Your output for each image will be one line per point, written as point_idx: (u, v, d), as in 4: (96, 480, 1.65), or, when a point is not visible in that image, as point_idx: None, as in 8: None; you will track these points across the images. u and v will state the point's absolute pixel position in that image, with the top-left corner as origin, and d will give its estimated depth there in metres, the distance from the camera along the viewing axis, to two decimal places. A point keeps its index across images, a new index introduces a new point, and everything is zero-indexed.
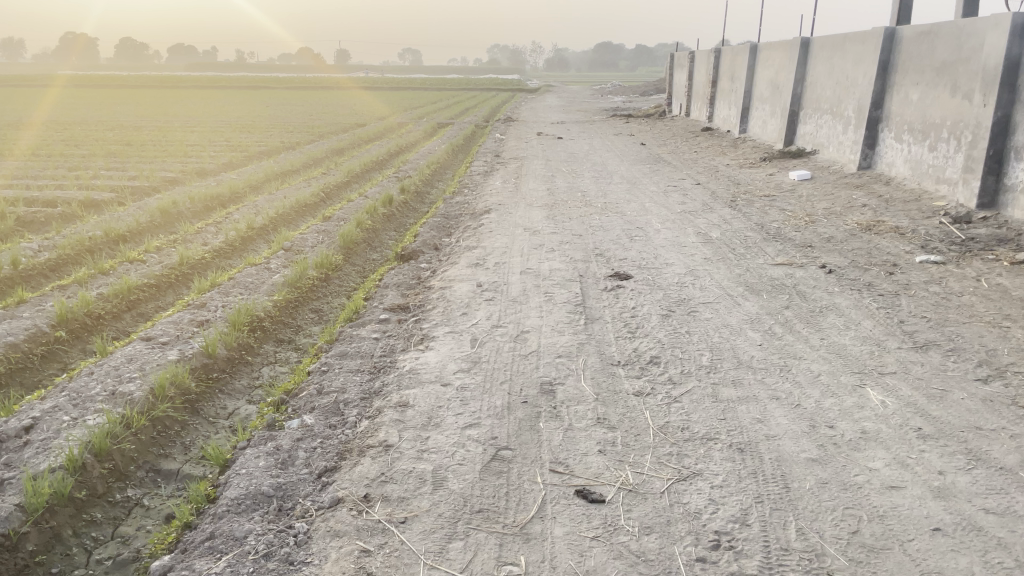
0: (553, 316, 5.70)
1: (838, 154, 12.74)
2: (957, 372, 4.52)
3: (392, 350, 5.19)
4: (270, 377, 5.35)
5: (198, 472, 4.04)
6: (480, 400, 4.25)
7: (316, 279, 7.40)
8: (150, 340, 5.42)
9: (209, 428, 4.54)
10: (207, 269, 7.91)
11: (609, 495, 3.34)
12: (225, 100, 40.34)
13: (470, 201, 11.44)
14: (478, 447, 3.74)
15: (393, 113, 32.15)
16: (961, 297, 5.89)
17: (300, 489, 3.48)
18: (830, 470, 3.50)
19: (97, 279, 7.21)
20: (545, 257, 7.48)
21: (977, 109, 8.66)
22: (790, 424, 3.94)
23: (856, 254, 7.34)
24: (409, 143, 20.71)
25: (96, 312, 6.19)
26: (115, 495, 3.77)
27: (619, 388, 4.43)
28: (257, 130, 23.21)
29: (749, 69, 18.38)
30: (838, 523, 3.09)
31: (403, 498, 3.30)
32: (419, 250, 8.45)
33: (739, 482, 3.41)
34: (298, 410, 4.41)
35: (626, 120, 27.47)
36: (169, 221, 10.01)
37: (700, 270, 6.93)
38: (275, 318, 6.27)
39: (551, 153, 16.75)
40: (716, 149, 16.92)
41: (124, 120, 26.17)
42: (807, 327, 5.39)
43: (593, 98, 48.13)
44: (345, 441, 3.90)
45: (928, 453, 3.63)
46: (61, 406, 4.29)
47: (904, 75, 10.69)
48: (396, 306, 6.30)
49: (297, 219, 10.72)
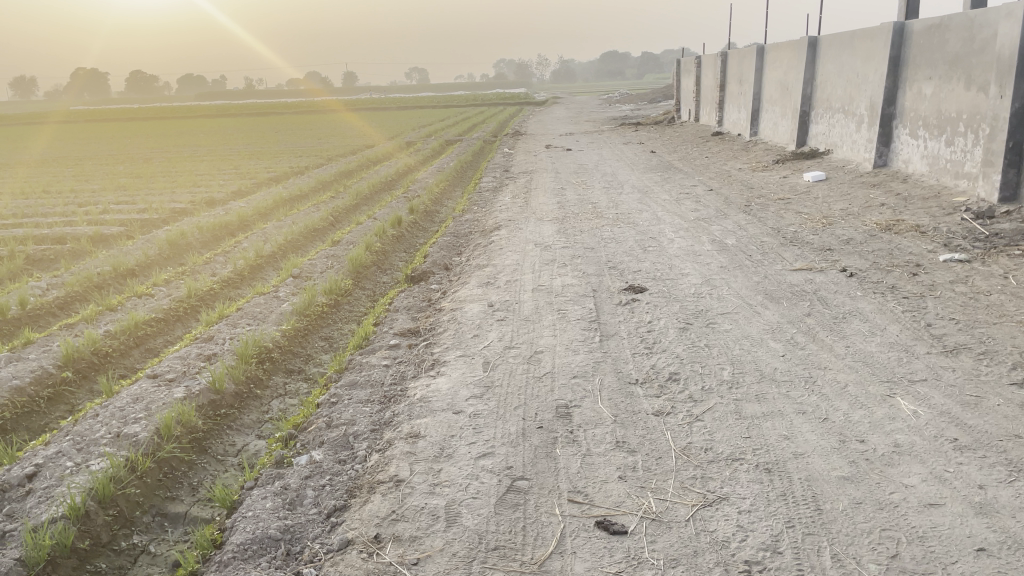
0: (567, 334, 5.55)
1: (853, 153, 12.53)
2: (991, 377, 4.31)
3: (403, 377, 5.06)
4: (280, 410, 5.22)
5: (205, 515, 3.91)
6: (495, 427, 4.11)
7: (326, 306, 7.31)
8: (156, 377, 5.31)
9: (218, 467, 4.43)
10: (216, 300, 7.84)
11: (632, 526, 3.17)
12: (234, 127, 40.73)
13: (481, 217, 11.33)
14: (492, 478, 3.59)
15: (401, 132, 32.21)
16: (990, 296, 5.68)
17: (308, 531, 3.35)
18: (864, 488, 3.31)
19: (105, 316, 7.17)
20: (557, 273, 7.34)
21: (994, 101, 8.45)
22: (819, 440, 3.76)
23: (877, 255, 7.14)
24: (418, 162, 20.68)
25: (104, 350, 6.13)
26: (120, 543, 3.65)
27: (638, 409, 4.27)
28: (267, 156, 23.31)
29: (758, 71, 18.19)
30: (876, 547, 2.91)
31: (416, 538, 3.15)
32: (429, 270, 8.34)
33: (768, 506, 3.23)
34: (307, 446, 4.28)
35: (635, 128, 27.33)
36: (178, 253, 9.99)
37: (716, 279, 6.76)
38: (284, 348, 6.17)
39: (560, 166, 16.66)
40: (728, 154, 16.73)
41: (134, 152, 26.37)
42: (831, 335, 5.21)
43: (600, 108, 48.22)
44: (354, 477, 3.76)
45: (966, 465, 3.43)
46: (65, 451, 4.19)
47: (915, 69, 10.48)
48: (406, 331, 6.17)
49: (306, 244, 10.66)
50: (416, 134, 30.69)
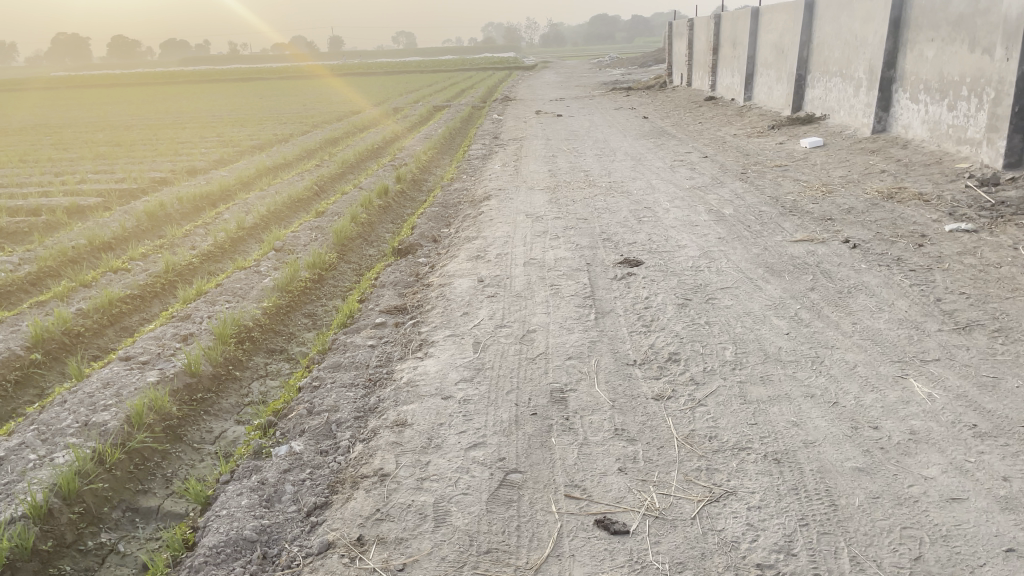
0: (561, 311, 5.30)
1: (850, 118, 12.23)
2: (1008, 357, 4.09)
3: (389, 360, 4.81)
4: (260, 394, 4.98)
5: (179, 510, 3.69)
6: (485, 414, 3.86)
7: (310, 280, 7.04)
8: (129, 360, 5.05)
9: (193, 456, 4.19)
10: (195, 275, 7.54)
11: (634, 525, 2.96)
12: (216, 93, 39.88)
13: (470, 187, 11.03)
14: (484, 472, 3.36)
15: (388, 98, 31.60)
16: (1000, 269, 5.45)
17: (287, 532, 3.13)
18: (880, 481, 3.11)
19: (78, 292, 6.88)
20: (549, 245, 7.08)
21: (999, 64, 8.15)
22: (830, 427, 3.55)
23: (880, 225, 6.91)
24: (406, 130, 20.21)
25: (76, 329, 5.85)
26: (87, 542, 3.42)
27: (636, 393, 4.04)
28: (251, 124, 22.77)
29: (752, 33, 17.75)
30: (897, 548, 2.71)
31: (401, 540, 2.93)
32: (417, 243, 8.06)
33: (779, 502, 3.02)
34: (287, 434, 4.04)
35: (628, 93, 26.86)
36: (157, 226, 9.67)
37: (715, 252, 6.51)
38: (265, 327, 5.90)
39: (551, 132, 16.31)
40: (721, 119, 16.41)
41: (116, 120, 25.74)
42: (836, 310, 4.98)
43: (590, 72, 47.54)
44: (337, 471, 3.53)
45: (988, 455, 3.22)
46: (28, 442, 3.94)
47: (917, 31, 10.16)
48: (392, 308, 5.91)
49: (290, 215, 10.35)
50: (403, 100, 30.09)
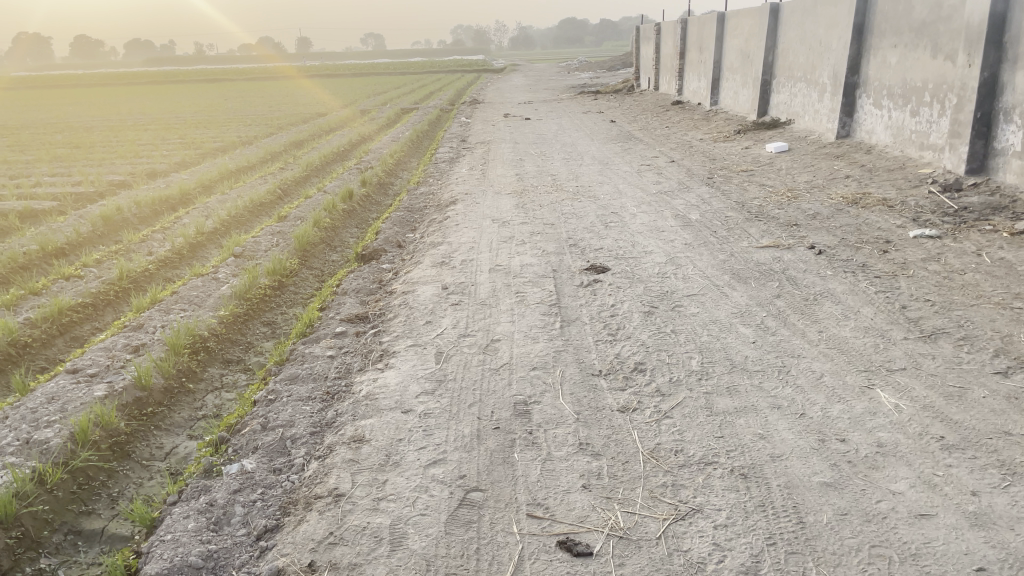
0: (526, 320, 5.19)
1: (815, 123, 12.29)
2: (974, 365, 4.07)
3: (348, 371, 4.67)
4: (215, 407, 4.80)
5: (125, 532, 3.52)
6: (446, 429, 3.74)
7: (269, 287, 6.85)
8: (76, 373, 4.85)
9: (142, 474, 4.02)
10: (151, 282, 7.32)
11: (597, 546, 2.86)
12: (178, 94, 39.14)
13: (436, 191, 10.90)
14: (443, 491, 3.24)
15: (355, 101, 31.14)
16: (964, 276, 5.46)
17: (235, 558, 2.98)
18: (848, 497, 3.04)
19: (27, 300, 6.63)
20: (514, 251, 6.97)
21: (961, 70, 8.20)
22: (797, 440, 3.48)
23: (845, 230, 6.92)
24: (373, 132, 19.99)
25: (23, 340, 5.62)
26: (25, 569, 3.25)
27: (601, 405, 3.94)
28: (214, 125, 22.34)
29: (719, 38, 17.82)
30: (866, 568, 2.64)
31: (354, 565, 2.80)
32: (381, 249, 7.92)
33: (745, 520, 2.94)
34: (240, 451, 3.88)
35: (596, 97, 26.88)
36: (113, 231, 9.41)
37: (681, 258, 6.45)
38: (221, 336, 5.72)
39: (519, 136, 16.20)
40: (688, 124, 16.45)
41: (75, 121, 25.10)
42: (802, 318, 4.93)
43: (557, 76, 47.57)
44: (290, 491, 3.39)
45: (956, 468, 3.18)
46: None
47: (880, 37, 10.22)
48: (353, 316, 5.76)
49: (252, 219, 10.13)
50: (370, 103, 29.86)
